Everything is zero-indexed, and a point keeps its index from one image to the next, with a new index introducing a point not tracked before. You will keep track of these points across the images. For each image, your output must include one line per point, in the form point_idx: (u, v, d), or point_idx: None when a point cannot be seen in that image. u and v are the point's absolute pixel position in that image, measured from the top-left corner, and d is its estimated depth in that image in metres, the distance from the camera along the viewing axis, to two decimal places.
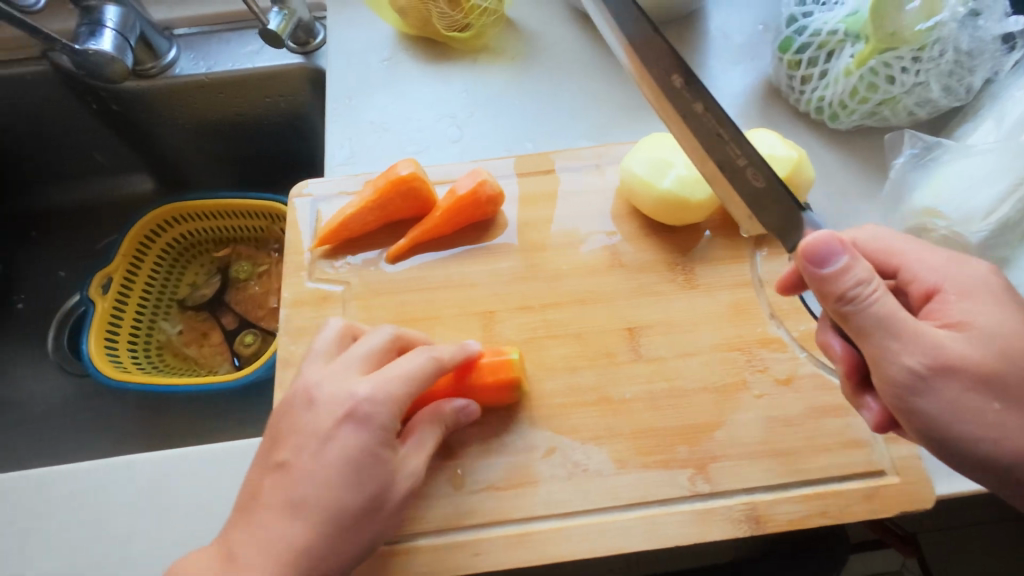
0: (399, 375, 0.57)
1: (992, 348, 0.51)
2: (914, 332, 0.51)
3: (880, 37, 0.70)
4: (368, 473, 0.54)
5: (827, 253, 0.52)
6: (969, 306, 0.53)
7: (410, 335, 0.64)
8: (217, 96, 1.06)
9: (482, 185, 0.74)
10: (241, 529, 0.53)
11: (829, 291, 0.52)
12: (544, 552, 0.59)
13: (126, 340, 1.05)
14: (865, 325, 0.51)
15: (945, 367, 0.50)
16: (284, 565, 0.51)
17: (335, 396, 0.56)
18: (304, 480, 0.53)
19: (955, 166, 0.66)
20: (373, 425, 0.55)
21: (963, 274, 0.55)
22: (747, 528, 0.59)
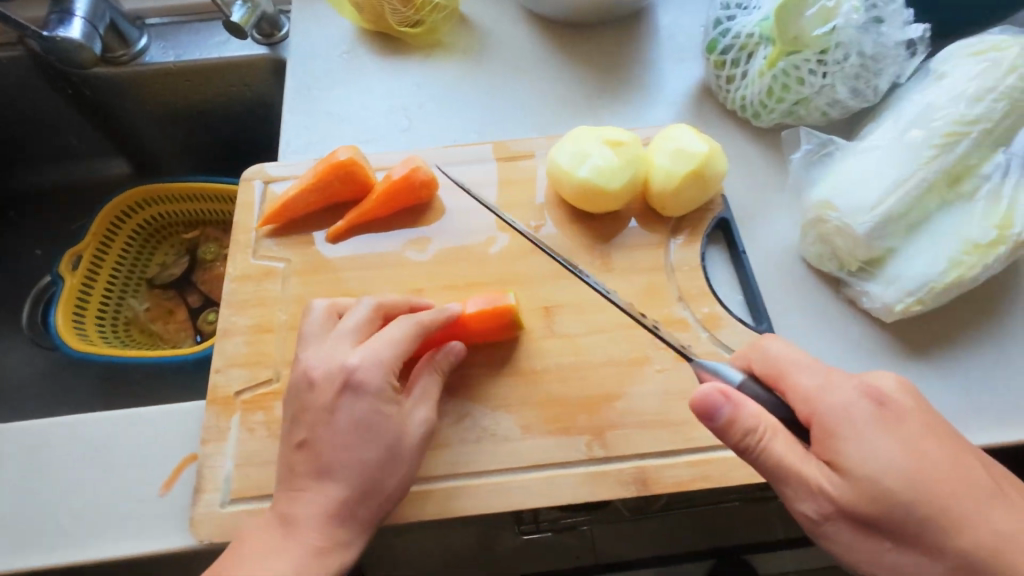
0: (386, 342, 0.61)
1: (881, 491, 0.49)
2: (807, 476, 0.51)
3: (785, 40, 0.75)
4: (380, 432, 0.58)
5: (709, 406, 0.53)
6: (853, 445, 0.50)
7: (390, 302, 0.67)
8: (185, 84, 1.10)
9: (417, 170, 0.79)
10: (280, 504, 0.58)
11: (725, 439, 0.53)
12: (449, 508, 0.64)
13: (94, 315, 1.11)
14: (764, 474, 0.53)
15: (841, 511, 0.50)
16: (323, 529, 0.56)
17: (328, 370, 0.60)
18: (327, 452, 0.57)
19: (852, 164, 0.73)
20: (368, 391, 0.58)
21: (840, 401, 0.52)
22: (636, 489, 0.64)
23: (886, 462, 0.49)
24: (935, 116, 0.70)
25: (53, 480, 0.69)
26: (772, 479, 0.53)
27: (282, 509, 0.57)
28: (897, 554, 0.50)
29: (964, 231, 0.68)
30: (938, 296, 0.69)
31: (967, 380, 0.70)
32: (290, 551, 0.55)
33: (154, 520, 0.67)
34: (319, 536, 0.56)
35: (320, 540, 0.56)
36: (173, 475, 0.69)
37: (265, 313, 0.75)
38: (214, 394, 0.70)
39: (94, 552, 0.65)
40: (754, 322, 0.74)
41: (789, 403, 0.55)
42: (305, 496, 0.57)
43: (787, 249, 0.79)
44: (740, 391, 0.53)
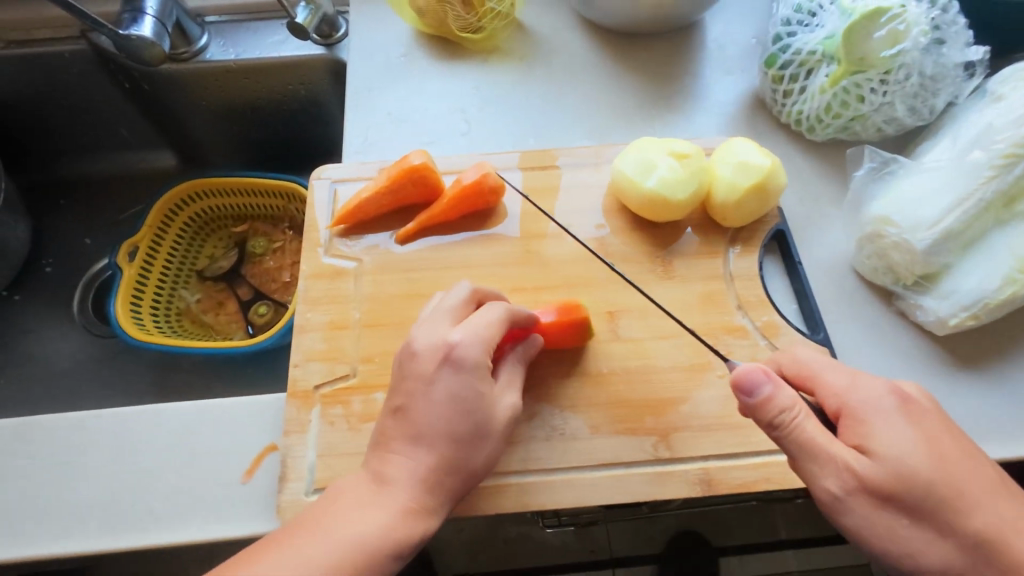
0: (485, 324, 0.65)
1: (901, 470, 0.54)
2: (835, 455, 0.55)
3: (850, 60, 0.78)
4: (471, 409, 0.63)
5: (751, 383, 0.58)
6: (876, 430, 0.56)
7: (486, 290, 0.71)
8: (243, 81, 1.13)
9: (486, 177, 0.82)
10: (375, 464, 0.62)
11: (759, 419, 0.58)
12: (522, 501, 0.67)
13: (149, 305, 1.14)
14: (792, 449, 0.57)
15: (864, 488, 0.54)
16: (415, 491, 0.60)
17: (431, 345, 0.64)
18: (422, 420, 0.62)
19: (911, 182, 0.76)
20: (468, 366, 0.63)
21: (866, 393, 0.58)
22: (700, 489, 0.68)
23: (905, 446, 0.54)
24: (995, 138, 0.72)
25: (138, 465, 0.73)
26: (801, 458, 0.57)
27: (378, 468, 0.61)
28: (910, 532, 0.54)
29: (1019, 249, 0.70)
30: (992, 311, 0.71)
31: (1017, 392, 0.72)
32: (384, 506, 0.59)
33: (237, 506, 0.70)
34: (410, 495, 0.60)
35: (410, 500, 0.60)
36: (255, 464, 0.72)
37: (339, 311, 0.79)
38: (293, 387, 0.74)
39: (182, 535, 0.68)
40: (810, 332, 0.76)
41: (818, 398, 0.61)
42: (399, 458, 0.61)
43: (840, 261, 0.82)
44: (778, 375, 0.59)
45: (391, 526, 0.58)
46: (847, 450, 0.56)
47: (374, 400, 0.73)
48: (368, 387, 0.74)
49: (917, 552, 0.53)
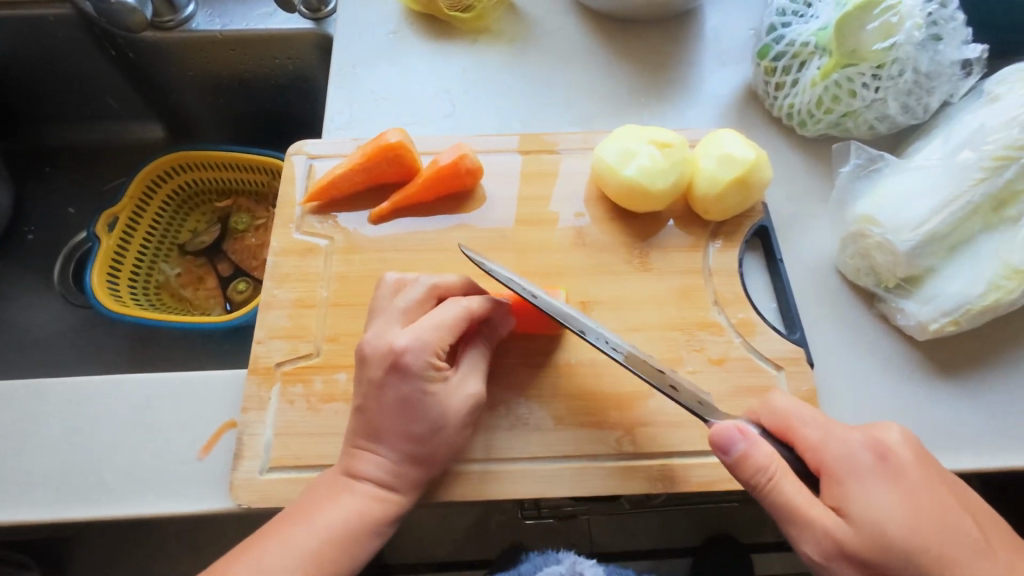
0: (432, 326, 0.62)
1: (882, 535, 0.50)
2: (813, 519, 0.52)
3: (842, 52, 0.75)
4: (422, 409, 0.61)
5: (725, 442, 0.55)
6: (856, 492, 0.52)
7: (446, 285, 0.68)
8: (229, 53, 1.11)
9: (464, 158, 0.80)
10: (345, 460, 0.62)
11: (736, 477, 0.55)
12: (480, 491, 0.66)
13: (127, 277, 1.12)
14: (771, 511, 0.54)
15: (846, 556, 0.51)
16: (385, 482, 0.61)
17: (379, 349, 0.63)
18: (378, 420, 0.61)
19: (895, 183, 0.74)
20: (414, 371, 0.61)
21: (843, 449, 0.54)
22: (663, 486, 0.66)
23: (885, 510, 0.51)
24: (988, 138, 0.69)
25: (94, 438, 0.71)
26: (781, 518, 0.54)
27: (347, 462, 0.62)
28: None
29: (1004, 254, 0.67)
30: (973, 317, 0.69)
31: (996, 401, 0.70)
32: (356, 493, 0.60)
33: (193, 481, 0.69)
34: (379, 486, 0.61)
35: (379, 488, 0.61)
36: (212, 440, 0.71)
37: (307, 289, 0.77)
38: (255, 364, 0.73)
39: (136, 507, 0.67)
40: (787, 331, 0.74)
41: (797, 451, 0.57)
42: (368, 455, 0.61)
43: (824, 260, 0.80)
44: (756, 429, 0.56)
45: (365, 512, 0.59)
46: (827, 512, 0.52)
47: (337, 380, 0.72)
48: (331, 367, 0.72)
49: None
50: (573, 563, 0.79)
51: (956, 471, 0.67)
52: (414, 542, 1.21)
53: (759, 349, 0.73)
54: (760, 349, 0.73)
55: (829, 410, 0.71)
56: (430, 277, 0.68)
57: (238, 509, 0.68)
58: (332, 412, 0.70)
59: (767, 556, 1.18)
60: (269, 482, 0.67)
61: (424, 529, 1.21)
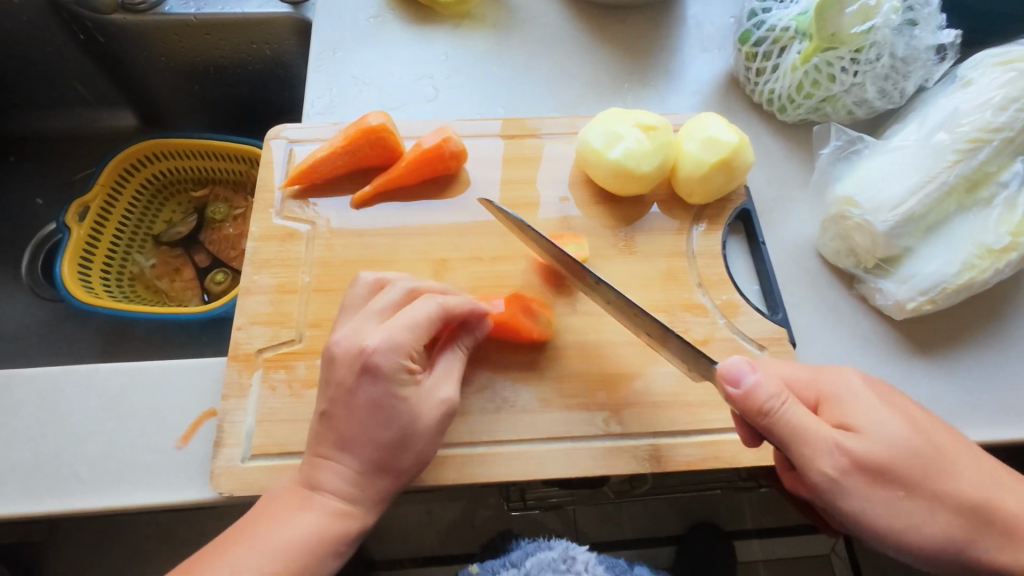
0: (405, 324, 0.61)
1: (886, 442, 0.54)
2: (826, 437, 0.54)
3: (822, 36, 0.76)
4: (389, 414, 0.59)
5: (737, 373, 0.55)
6: (856, 408, 0.56)
7: (427, 290, 0.67)
8: (204, 38, 1.08)
9: (447, 141, 0.79)
10: (306, 470, 0.60)
11: (748, 408, 0.54)
12: (468, 474, 0.65)
13: (99, 268, 1.08)
14: (782, 436, 0.54)
15: (857, 467, 0.53)
16: (348, 494, 0.59)
17: (350, 349, 0.60)
18: (344, 425, 0.59)
19: (876, 165, 0.75)
20: (384, 373, 0.59)
21: (838, 374, 0.59)
22: (650, 465, 0.67)
23: (886, 423, 0.55)
24: (962, 121, 0.71)
25: (67, 429, 0.69)
26: (787, 444, 0.54)
27: (308, 473, 0.60)
28: (908, 505, 0.53)
29: (978, 235, 0.69)
30: (949, 296, 0.71)
31: (971, 379, 0.72)
32: (314, 507, 0.58)
33: (173, 470, 0.67)
34: (340, 498, 0.59)
35: (340, 502, 0.59)
36: (192, 428, 0.69)
37: (288, 274, 0.76)
38: (235, 350, 0.71)
39: (113, 498, 0.65)
40: (770, 312, 0.75)
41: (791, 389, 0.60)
42: (330, 464, 0.59)
43: (804, 243, 0.81)
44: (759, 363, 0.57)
45: (322, 527, 0.57)
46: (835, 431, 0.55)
47: (320, 367, 0.70)
48: (314, 353, 0.71)
49: (915, 524, 0.53)
50: (565, 548, 0.80)
51: None
52: (402, 538, 1.20)
53: (742, 329, 0.74)
54: (745, 330, 0.73)
55: None
56: (409, 280, 0.67)
57: (218, 498, 0.66)
58: (314, 398, 0.69)
59: (747, 542, 1.20)
60: (250, 470, 0.66)
61: (410, 523, 1.20)
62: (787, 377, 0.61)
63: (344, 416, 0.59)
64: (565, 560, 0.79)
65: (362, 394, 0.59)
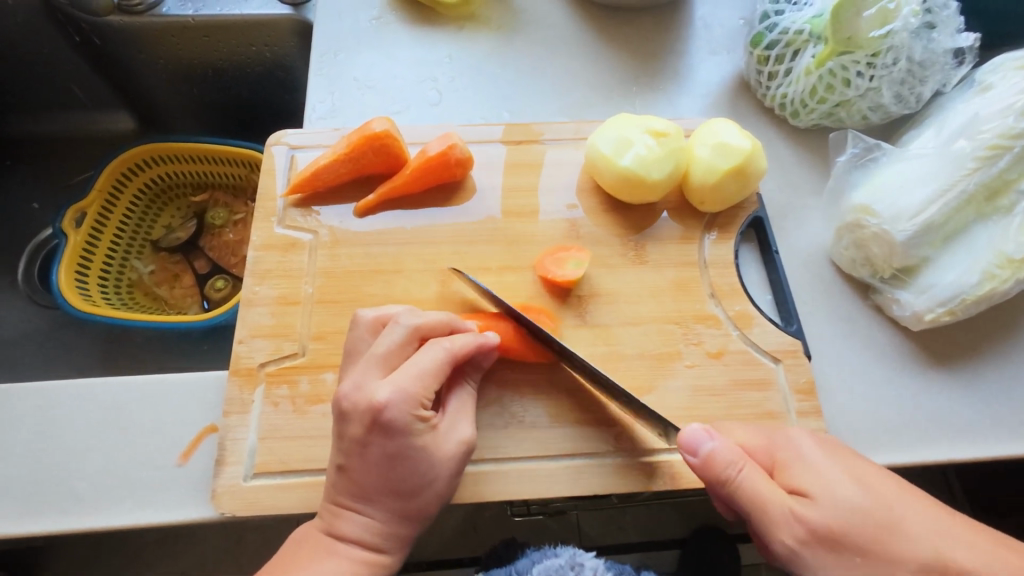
0: (416, 376, 0.58)
1: (839, 506, 0.52)
2: (779, 503, 0.53)
3: (838, 39, 0.75)
4: (409, 466, 0.58)
5: (695, 441, 0.56)
6: (807, 470, 0.55)
7: (431, 325, 0.63)
8: (202, 40, 1.06)
9: (453, 148, 0.77)
10: (327, 518, 0.59)
11: (708, 477, 0.55)
12: (477, 492, 0.64)
13: (97, 275, 1.06)
14: (742, 505, 0.54)
15: (816, 536, 0.51)
16: (372, 542, 0.58)
17: (359, 403, 0.58)
18: (362, 479, 0.57)
19: (892, 173, 0.73)
20: (399, 427, 0.57)
21: (787, 436, 0.58)
22: (663, 482, 0.65)
23: (839, 481, 0.53)
24: (982, 127, 0.69)
25: (64, 446, 0.67)
26: (748, 514, 0.54)
27: (329, 521, 0.59)
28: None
29: (998, 245, 0.68)
30: (969, 307, 0.69)
31: (990, 391, 0.71)
32: (338, 555, 0.57)
33: (173, 488, 0.65)
34: (365, 548, 0.58)
35: (365, 551, 0.58)
36: (192, 445, 0.67)
37: (291, 286, 0.74)
38: (236, 364, 0.69)
39: (112, 518, 0.63)
40: (783, 323, 0.74)
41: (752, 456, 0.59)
42: (351, 515, 0.58)
43: (817, 251, 0.79)
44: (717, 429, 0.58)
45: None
46: (791, 499, 0.53)
47: (324, 381, 0.69)
48: (317, 367, 0.69)
49: None
50: (572, 555, 0.77)
51: (953, 460, 0.67)
52: None
53: (756, 341, 0.72)
54: (758, 342, 0.72)
55: (827, 402, 0.71)
56: (410, 316, 0.63)
57: (220, 517, 0.64)
58: (318, 414, 0.67)
59: (751, 546, 1.18)
60: (253, 489, 0.64)
61: None
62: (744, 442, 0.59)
63: (361, 470, 0.58)
64: (573, 567, 0.76)
65: (378, 449, 0.57)
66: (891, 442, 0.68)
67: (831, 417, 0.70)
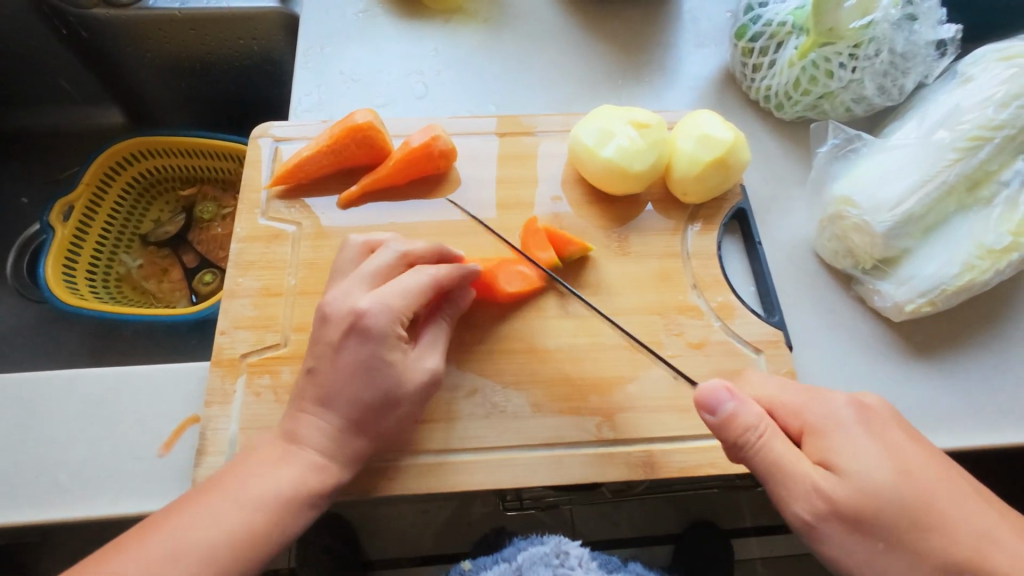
0: (398, 291, 0.61)
1: (870, 491, 0.48)
2: (802, 475, 0.50)
3: (819, 31, 0.74)
4: (377, 377, 0.59)
5: (714, 400, 0.53)
6: (840, 443, 0.50)
7: (420, 252, 0.66)
8: (189, 33, 1.05)
9: (436, 139, 0.78)
10: (288, 424, 0.59)
11: (724, 437, 0.53)
12: (458, 481, 0.64)
13: (85, 269, 1.06)
14: (758, 470, 0.52)
15: (835, 513, 0.48)
16: (324, 449, 0.58)
17: (343, 308, 0.61)
18: (330, 385, 0.59)
19: (873, 164, 0.74)
20: (376, 335, 0.59)
21: (824, 405, 0.53)
22: (643, 472, 0.65)
23: (872, 463, 0.49)
24: (963, 118, 0.70)
25: (46, 438, 0.67)
26: (767, 479, 0.52)
27: (290, 427, 0.59)
28: (895, 563, 0.47)
29: (979, 236, 0.68)
30: (949, 298, 0.69)
31: (971, 382, 0.71)
32: (292, 460, 0.57)
33: (155, 479, 0.65)
34: (319, 452, 0.58)
35: (318, 456, 0.58)
36: (174, 436, 0.67)
37: (273, 277, 0.74)
38: (218, 355, 0.69)
39: (93, 508, 0.63)
40: (766, 314, 0.74)
41: (778, 417, 0.55)
42: (312, 419, 0.58)
43: (801, 243, 0.79)
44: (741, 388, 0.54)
45: (299, 481, 0.56)
46: (816, 470, 0.50)
47: None
48: (299, 357, 0.69)
49: None
50: (557, 543, 0.77)
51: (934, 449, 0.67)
52: (397, 539, 1.18)
53: (738, 332, 0.72)
54: (740, 333, 0.72)
55: None
56: (400, 243, 0.65)
57: None
58: None
59: (742, 539, 1.19)
60: None
61: (402, 523, 1.19)
62: (775, 403, 0.55)
63: (331, 374, 0.59)
64: (558, 555, 0.76)
65: (352, 352, 0.59)
66: None
67: None
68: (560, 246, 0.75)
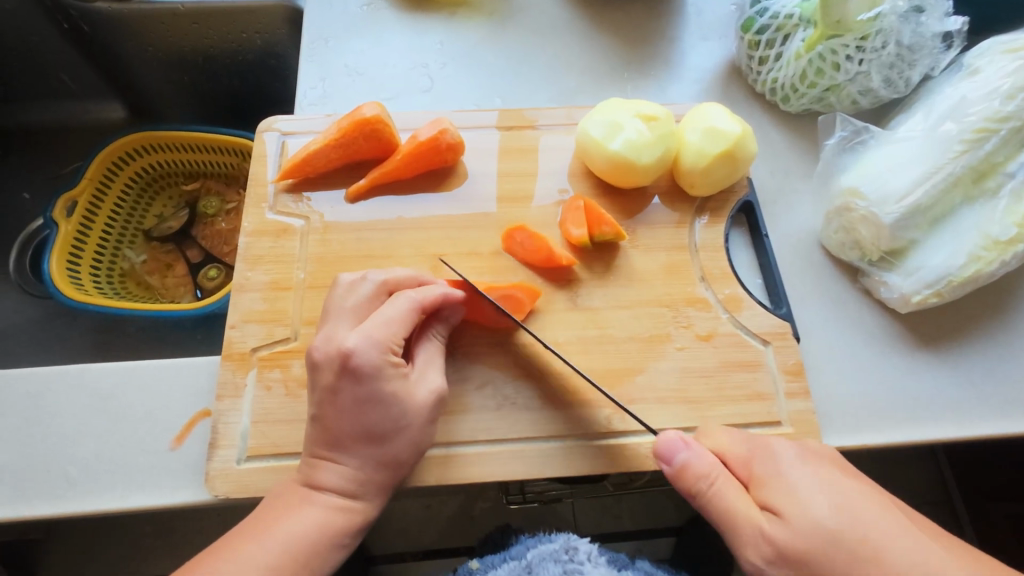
0: (381, 321, 0.60)
1: (810, 530, 0.46)
2: (750, 520, 0.49)
3: (827, 23, 0.75)
4: (381, 409, 0.58)
5: (668, 449, 0.54)
6: (781, 485, 0.50)
7: (397, 279, 0.66)
8: (191, 27, 1.05)
9: (443, 133, 0.78)
10: (304, 471, 0.59)
11: (681, 489, 0.53)
12: (469, 473, 0.64)
13: (89, 264, 1.06)
14: (714, 521, 0.51)
15: (781, 556, 0.47)
16: (349, 491, 0.58)
17: (329, 351, 0.60)
18: (336, 426, 0.58)
19: (880, 156, 0.74)
20: (367, 371, 0.58)
21: (769, 451, 0.53)
22: (652, 463, 0.66)
23: (810, 500, 0.48)
24: (969, 110, 0.70)
25: (56, 433, 0.67)
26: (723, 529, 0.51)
27: (307, 474, 0.59)
28: None
29: (985, 227, 0.68)
30: (955, 289, 0.70)
31: (977, 373, 0.71)
32: (315, 504, 0.57)
33: (166, 473, 0.65)
34: (341, 495, 0.58)
35: (341, 498, 0.58)
36: (185, 430, 0.67)
37: (283, 270, 0.74)
38: (228, 349, 0.69)
39: (106, 501, 0.64)
40: (773, 306, 0.74)
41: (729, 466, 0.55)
42: (329, 466, 0.58)
43: (808, 236, 0.80)
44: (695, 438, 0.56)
45: (325, 524, 0.56)
46: (761, 517, 0.49)
47: None
48: None
49: None
50: (566, 539, 0.76)
51: (939, 438, 0.68)
52: (404, 535, 1.19)
53: (746, 324, 0.72)
54: (749, 325, 0.72)
55: (816, 383, 0.71)
56: (378, 272, 0.66)
57: (214, 500, 0.65)
58: None
59: None
60: (246, 472, 0.64)
61: (409, 520, 1.19)
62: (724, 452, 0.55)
63: (335, 418, 0.58)
64: (568, 550, 0.74)
65: (350, 394, 0.58)
66: (878, 422, 0.69)
67: (820, 398, 0.71)
68: (593, 224, 0.75)
